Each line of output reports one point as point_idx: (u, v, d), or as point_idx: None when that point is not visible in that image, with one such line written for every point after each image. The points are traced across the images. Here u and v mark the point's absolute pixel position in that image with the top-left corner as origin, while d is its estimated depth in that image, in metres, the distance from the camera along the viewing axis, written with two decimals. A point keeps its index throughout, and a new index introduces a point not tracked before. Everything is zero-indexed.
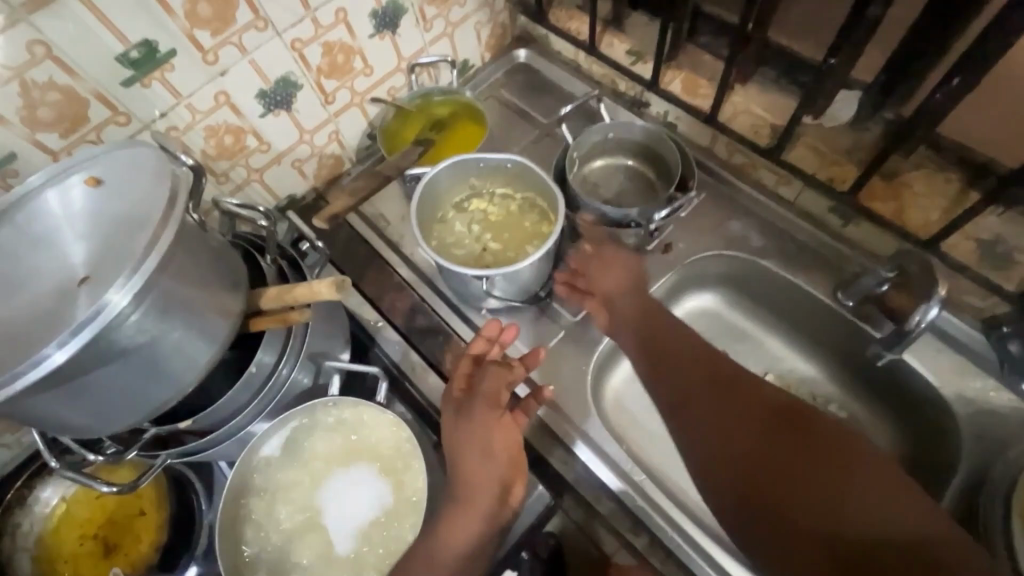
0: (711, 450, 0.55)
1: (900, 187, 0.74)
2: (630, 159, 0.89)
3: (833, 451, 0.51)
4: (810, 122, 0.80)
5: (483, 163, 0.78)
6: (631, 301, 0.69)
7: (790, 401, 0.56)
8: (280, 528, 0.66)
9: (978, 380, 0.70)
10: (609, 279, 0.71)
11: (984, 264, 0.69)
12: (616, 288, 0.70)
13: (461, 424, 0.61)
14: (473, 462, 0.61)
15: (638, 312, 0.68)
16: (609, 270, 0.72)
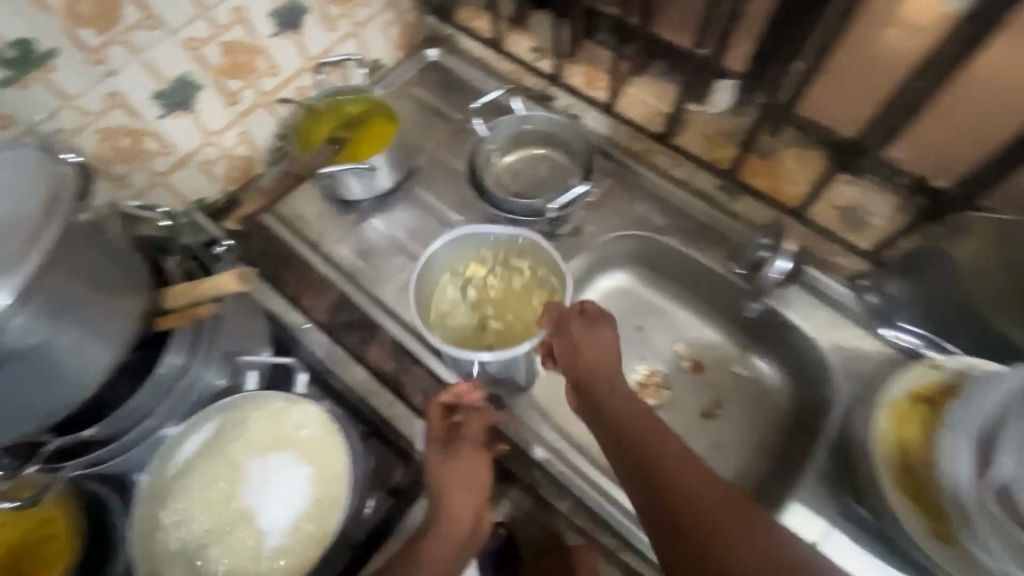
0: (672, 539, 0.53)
1: (773, 164, 0.83)
2: (540, 148, 0.93)
3: None
4: (695, 109, 0.89)
5: (494, 237, 0.81)
6: (610, 379, 0.65)
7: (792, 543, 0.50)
8: (200, 522, 0.65)
9: (850, 329, 0.78)
10: (593, 359, 0.66)
11: (843, 226, 0.78)
12: (597, 362, 0.66)
13: (446, 465, 0.67)
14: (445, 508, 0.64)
15: (614, 391, 0.64)
16: (597, 342, 0.67)
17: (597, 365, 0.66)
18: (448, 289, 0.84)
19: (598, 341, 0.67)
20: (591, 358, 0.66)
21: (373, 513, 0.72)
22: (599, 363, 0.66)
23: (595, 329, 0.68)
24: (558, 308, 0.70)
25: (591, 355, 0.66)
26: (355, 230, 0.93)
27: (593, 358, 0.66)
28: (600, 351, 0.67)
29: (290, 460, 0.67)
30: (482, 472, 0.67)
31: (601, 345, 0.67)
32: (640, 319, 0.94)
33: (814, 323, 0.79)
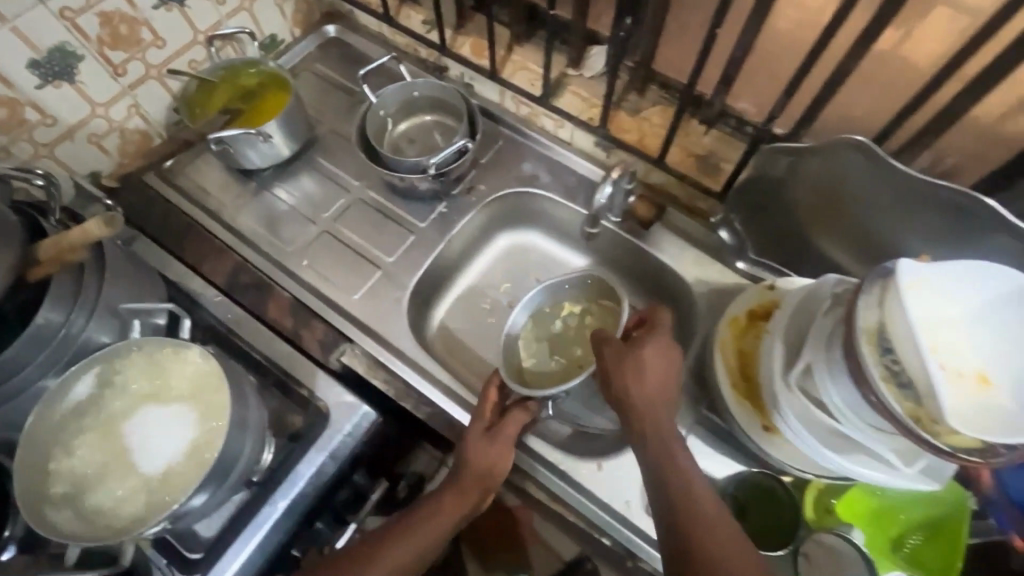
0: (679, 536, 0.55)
1: (641, 120, 0.90)
2: (430, 115, 0.99)
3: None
4: (573, 74, 0.94)
5: (569, 284, 0.86)
6: (657, 405, 0.64)
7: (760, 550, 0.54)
8: (83, 466, 0.64)
9: (709, 265, 0.87)
10: (648, 375, 0.64)
11: (700, 172, 0.87)
12: (656, 386, 0.64)
13: (486, 445, 0.72)
14: (456, 488, 0.71)
15: (661, 415, 0.64)
16: (657, 364, 0.65)
17: (651, 388, 0.64)
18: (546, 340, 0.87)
19: (655, 362, 0.65)
20: (652, 383, 0.64)
21: (273, 459, 0.75)
22: (658, 390, 0.64)
23: (641, 351, 0.66)
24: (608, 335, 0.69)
25: (644, 377, 0.64)
26: (256, 200, 0.96)
27: (648, 380, 0.64)
28: (660, 374, 0.65)
29: (174, 402, 0.66)
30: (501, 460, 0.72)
31: (662, 372, 0.65)
32: (537, 274, 1.00)
33: (678, 259, 0.88)
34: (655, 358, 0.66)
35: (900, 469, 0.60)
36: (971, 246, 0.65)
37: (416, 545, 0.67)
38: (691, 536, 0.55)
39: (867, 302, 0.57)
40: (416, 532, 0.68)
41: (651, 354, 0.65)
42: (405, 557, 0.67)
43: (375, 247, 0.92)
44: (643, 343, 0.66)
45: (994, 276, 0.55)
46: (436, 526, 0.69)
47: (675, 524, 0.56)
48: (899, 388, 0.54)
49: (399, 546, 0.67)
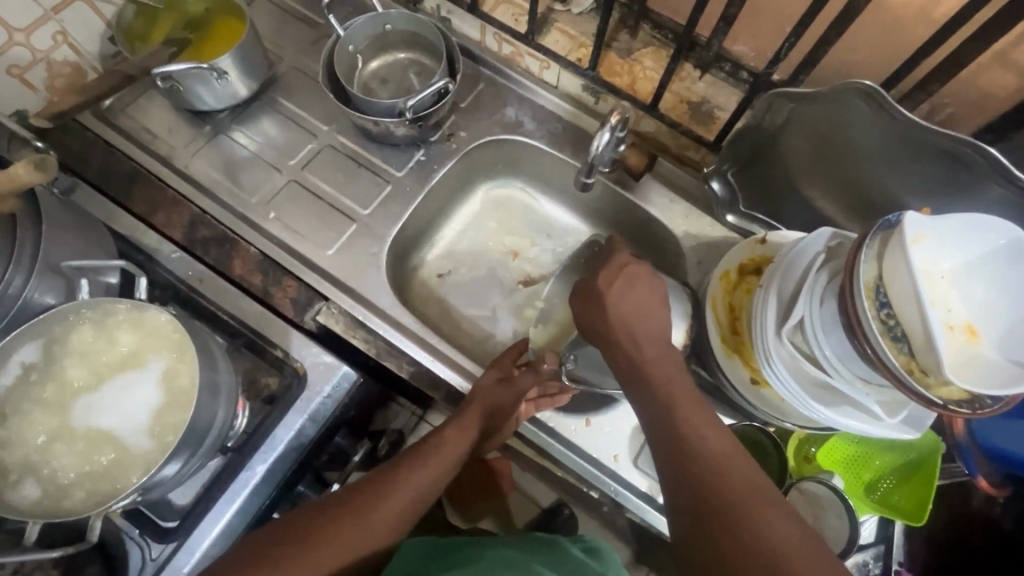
0: (676, 460, 0.53)
1: (633, 63, 0.85)
2: (404, 52, 0.90)
3: (750, 491, 0.48)
4: (560, 10, 0.87)
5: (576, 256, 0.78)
6: (634, 330, 0.60)
7: (740, 455, 0.52)
8: (36, 439, 0.59)
9: (698, 218, 0.85)
10: (628, 304, 0.61)
11: (693, 120, 0.83)
12: (626, 316, 0.61)
13: (499, 391, 0.73)
14: (463, 420, 0.72)
15: (641, 341, 0.60)
16: (622, 294, 0.62)
17: (622, 324, 0.60)
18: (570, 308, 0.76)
19: (620, 290, 0.62)
20: (617, 314, 0.61)
21: (248, 422, 0.71)
22: (631, 315, 0.61)
23: (604, 291, 0.62)
24: (581, 278, 0.65)
25: (615, 309, 0.61)
26: (213, 144, 0.87)
27: (621, 308, 0.61)
28: (634, 306, 0.61)
29: (135, 370, 0.60)
30: (513, 403, 0.73)
31: (632, 299, 0.61)
32: (517, 228, 0.96)
33: (665, 212, 0.86)
34: (621, 289, 0.62)
35: (885, 420, 0.62)
36: (962, 200, 0.64)
37: (429, 476, 0.67)
38: (688, 459, 0.52)
39: (867, 256, 0.55)
40: (419, 467, 0.67)
41: (614, 285, 0.62)
42: (416, 492, 0.65)
43: (345, 198, 0.85)
44: (601, 277, 0.63)
45: (992, 228, 0.54)
46: (437, 461, 0.68)
47: (671, 448, 0.54)
48: (894, 341, 0.54)
49: (402, 483, 0.65)
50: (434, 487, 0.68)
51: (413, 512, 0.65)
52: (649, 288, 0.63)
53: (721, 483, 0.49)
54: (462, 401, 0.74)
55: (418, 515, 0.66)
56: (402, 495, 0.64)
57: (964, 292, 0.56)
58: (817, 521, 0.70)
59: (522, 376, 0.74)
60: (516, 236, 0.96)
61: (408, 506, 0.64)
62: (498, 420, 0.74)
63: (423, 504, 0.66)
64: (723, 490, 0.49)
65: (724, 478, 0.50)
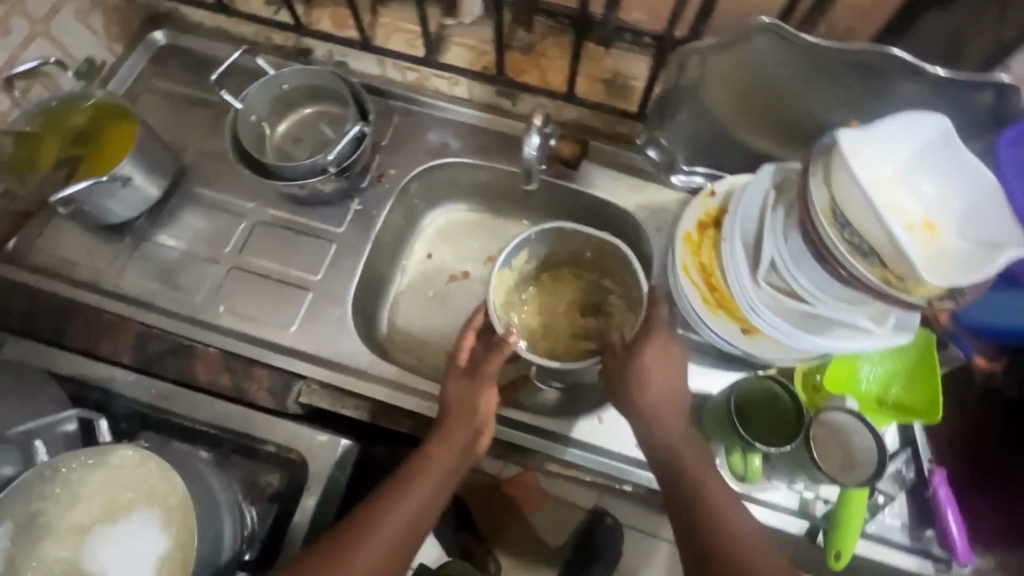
0: (703, 540, 0.60)
1: (539, 57, 0.85)
2: (309, 107, 0.86)
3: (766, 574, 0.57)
4: (452, 24, 0.87)
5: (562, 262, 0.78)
6: (667, 408, 0.66)
7: (756, 541, 0.60)
8: None
9: (645, 188, 0.85)
10: (663, 388, 0.66)
11: (610, 96, 0.84)
12: (660, 398, 0.66)
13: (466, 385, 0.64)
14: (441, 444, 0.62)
15: (672, 425, 0.66)
16: (659, 374, 0.67)
17: (656, 404, 0.66)
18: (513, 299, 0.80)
19: (658, 369, 0.67)
20: (656, 391, 0.66)
21: (258, 523, 0.69)
22: (665, 393, 0.66)
23: (641, 360, 0.67)
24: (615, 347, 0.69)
25: (653, 390, 0.66)
26: (138, 254, 0.82)
27: (652, 387, 0.66)
28: (665, 381, 0.67)
29: (122, 519, 0.56)
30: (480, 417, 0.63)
31: (666, 380, 0.67)
32: (474, 247, 0.94)
33: (613, 192, 0.85)
34: (656, 363, 0.67)
35: (877, 332, 0.62)
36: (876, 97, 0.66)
37: (418, 500, 0.60)
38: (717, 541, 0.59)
39: (815, 184, 0.56)
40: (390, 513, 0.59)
41: (654, 356, 0.67)
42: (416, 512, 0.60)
43: (293, 268, 0.81)
44: (644, 355, 0.67)
45: (920, 126, 0.56)
46: (420, 489, 0.60)
47: (698, 528, 0.61)
48: (862, 256, 0.55)
49: (377, 531, 0.57)
50: (426, 513, 0.60)
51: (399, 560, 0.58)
52: (675, 364, 0.68)
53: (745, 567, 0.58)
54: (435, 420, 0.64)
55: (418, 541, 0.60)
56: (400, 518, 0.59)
57: (913, 193, 0.57)
58: (845, 451, 0.67)
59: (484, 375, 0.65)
60: (474, 256, 0.94)
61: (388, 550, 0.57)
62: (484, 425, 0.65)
63: (421, 528, 0.60)
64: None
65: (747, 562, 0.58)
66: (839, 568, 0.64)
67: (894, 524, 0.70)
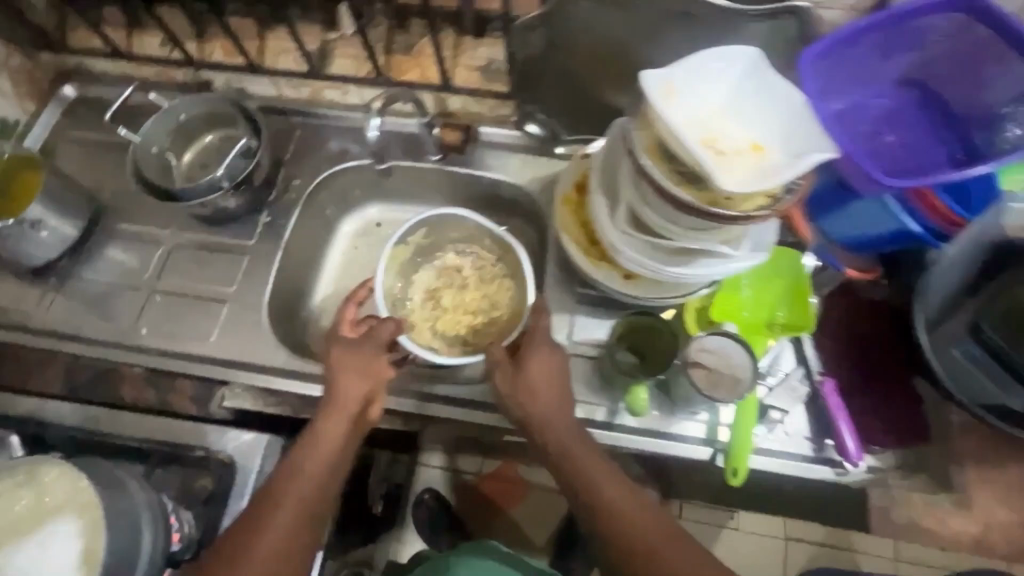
0: (612, 538, 0.61)
1: (417, 56, 0.91)
2: (209, 134, 0.91)
3: (676, 555, 0.59)
4: (334, 37, 0.92)
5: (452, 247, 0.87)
6: (556, 414, 0.67)
7: (662, 522, 0.61)
8: None
9: (534, 162, 0.90)
10: (546, 394, 0.68)
11: (487, 82, 0.89)
12: (545, 407, 0.67)
13: (347, 355, 0.70)
14: (334, 416, 0.67)
15: (562, 429, 0.67)
16: (536, 380, 0.69)
17: (542, 411, 0.67)
18: (412, 271, 0.86)
19: (536, 374, 0.69)
20: (543, 395, 0.68)
21: (193, 531, 0.72)
22: (551, 397, 0.68)
23: (523, 367, 0.69)
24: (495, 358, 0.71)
25: (539, 401, 0.68)
26: (65, 292, 0.86)
27: (542, 399, 0.68)
28: (546, 382, 0.69)
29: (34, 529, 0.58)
30: (366, 384, 0.69)
31: (546, 384, 0.69)
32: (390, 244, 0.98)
33: (506, 170, 0.90)
34: (536, 367, 0.70)
35: (737, 254, 0.66)
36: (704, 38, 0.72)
37: (318, 465, 0.65)
38: (624, 535, 0.61)
39: (642, 124, 0.62)
40: (296, 481, 0.63)
41: (527, 366, 0.69)
42: (315, 478, 0.64)
43: (211, 284, 0.86)
44: (517, 366, 0.69)
45: (728, 58, 0.62)
46: (318, 456, 0.65)
47: (605, 526, 0.62)
48: (690, 183, 0.59)
49: (276, 510, 0.61)
50: (327, 485, 0.65)
51: (312, 522, 0.63)
52: (551, 365, 0.70)
53: (655, 554, 0.59)
54: (325, 396, 0.68)
55: (322, 511, 0.64)
56: (303, 484, 0.63)
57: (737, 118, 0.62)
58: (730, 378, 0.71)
59: (363, 345, 0.71)
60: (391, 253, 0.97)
61: (300, 513, 0.62)
62: (371, 398, 0.70)
63: (326, 495, 0.65)
64: (654, 564, 0.59)
65: (656, 550, 0.59)
66: (736, 484, 0.68)
67: (797, 440, 0.71)
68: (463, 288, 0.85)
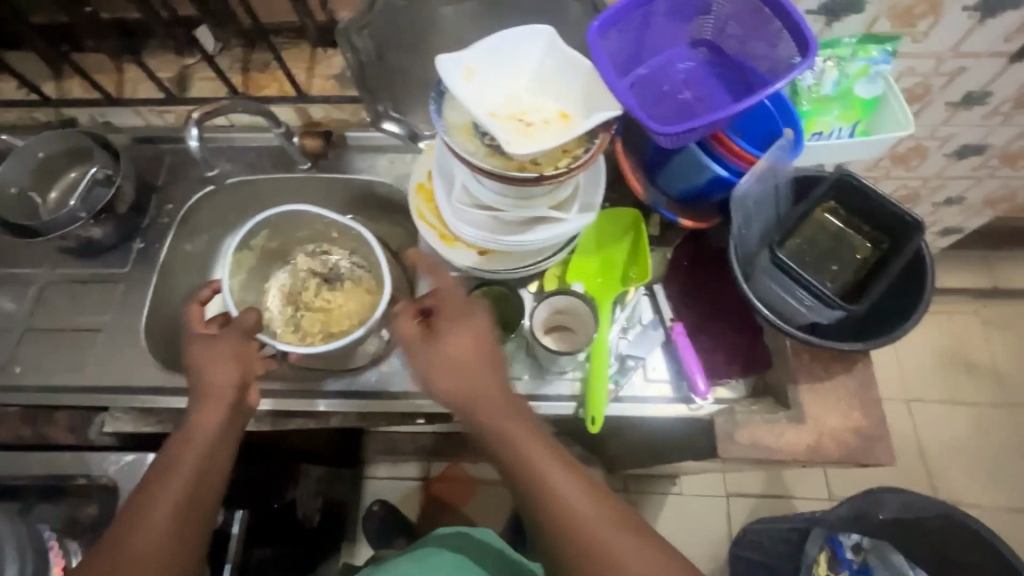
0: (538, 504, 0.58)
1: (274, 72, 0.94)
2: (73, 170, 0.92)
3: (598, 515, 0.57)
4: (192, 63, 0.95)
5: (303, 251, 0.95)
6: (479, 381, 0.63)
7: (590, 487, 0.59)
8: None
9: (399, 160, 0.94)
10: (465, 358, 0.63)
11: (343, 89, 0.93)
12: (466, 375, 0.63)
13: (208, 347, 0.71)
14: (206, 407, 0.68)
15: (483, 392, 0.62)
16: (449, 355, 0.63)
17: (464, 381, 0.62)
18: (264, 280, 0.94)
19: (452, 347, 0.64)
20: (464, 361, 0.63)
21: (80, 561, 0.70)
22: (473, 363, 0.63)
23: (437, 341, 0.64)
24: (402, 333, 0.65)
25: (459, 370, 0.63)
26: None
27: (463, 369, 0.63)
28: (464, 353, 0.64)
29: None
30: (234, 370, 0.70)
31: (458, 345, 0.64)
32: None
33: (373, 170, 0.94)
34: (448, 342, 0.64)
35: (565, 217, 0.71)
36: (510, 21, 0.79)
37: (195, 454, 0.66)
38: (549, 502, 0.58)
39: (453, 105, 0.67)
40: (174, 474, 0.64)
41: (443, 340, 0.64)
42: (192, 470, 0.65)
43: (87, 315, 0.86)
44: (432, 341, 0.64)
45: (525, 37, 0.67)
46: (194, 447, 0.66)
47: (530, 492, 0.59)
48: (498, 155, 0.64)
49: (154, 507, 0.62)
50: (210, 474, 0.66)
51: (193, 512, 0.64)
52: (472, 333, 0.65)
53: (578, 517, 0.57)
54: (194, 390, 0.69)
55: (209, 500, 0.66)
56: (181, 478, 0.64)
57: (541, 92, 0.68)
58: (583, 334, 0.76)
59: (225, 335, 0.72)
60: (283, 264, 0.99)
61: (180, 500, 0.63)
62: (243, 384, 0.71)
63: (210, 483, 0.66)
64: (577, 527, 0.57)
65: (579, 513, 0.57)
66: (596, 430, 0.72)
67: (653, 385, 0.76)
68: (316, 288, 0.94)
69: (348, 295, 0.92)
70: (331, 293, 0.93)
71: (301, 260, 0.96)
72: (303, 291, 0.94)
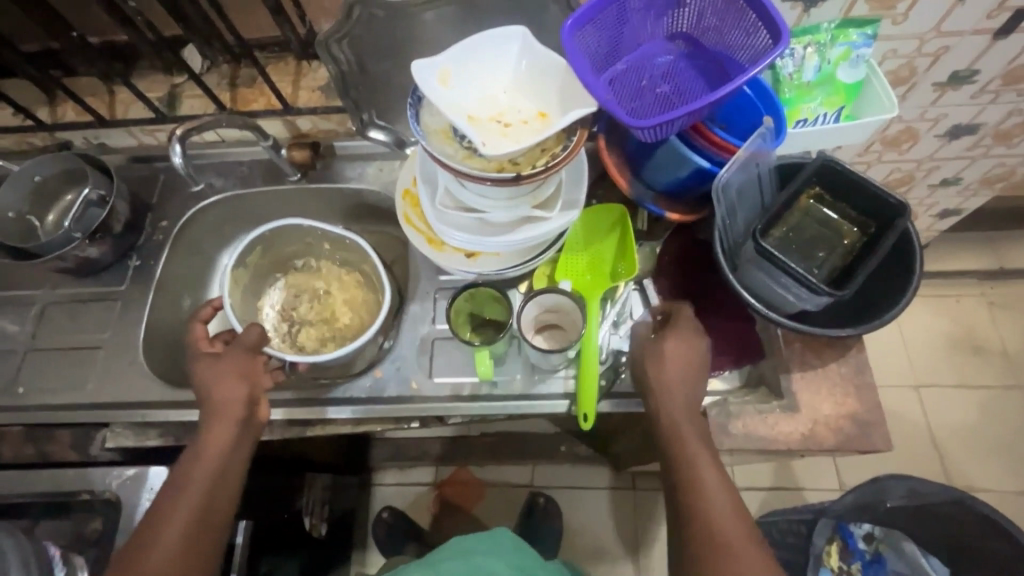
0: (687, 510, 0.64)
1: (261, 86, 0.96)
2: (68, 192, 0.93)
3: (740, 535, 0.61)
4: (180, 82, 0.97)
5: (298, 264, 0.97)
6: (680, 403, 0.67)
7: (743, 516, 0.62)
8: None
9: (386, 167, 0.94)
10: (681, 395, 0.67)
11: (329, 99, 0.94)
12: (674, 400, 0.67)
13: (213, 365, 0.72)
14: (217, 424, 0.69)
15: (688, 440, 0.66)
16: (677, 356, 0.68)
17: (669, 406, 0.67)
18: (257, 298, 0.94)
19: (680, 347, 0.68)
20: (670, 371, 0.67)
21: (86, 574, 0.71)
22: (678, 378, 0.67)
23: (662, 343, 0.68)
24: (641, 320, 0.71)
25: (670, 401, 0.67)
26: None
27: (668, 371, 0.67)
28: (681, 359, 0.68)
29: None
30: (240, 386, 0.71)
31: (686, 396, 0.67)
32: None
33: (362, 179, 0.95)
34: (678, 334, 0.69)
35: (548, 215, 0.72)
36: (489, 24, 0.80)
37: (206, 470, 0.67)
38: (698, 515, 0.63)
39: (431, 112, 0.67)
40: (186, 492, 0.66)
41: (669, 338, 0.68)
42: (203, 486, 0.67)
43: (88, 333, 0.88)
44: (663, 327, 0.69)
45: (500, 39, 0.67)
46: (204, 463, 0.67)
47: (682, 496, 0.64)
48: (477, 158, 0.65)
49: (168, 524, 0.64)
50: (221, 490, 0.68)
51: (205, 527, 0.66)
52: (690, 346, 0.68)
53: (723, 535, 0.61)
54: (205, 407, 0.70)
55: (221, 514, 0.68)
56: (194, 495, 0.66)
57: (517, 92, 0.68)
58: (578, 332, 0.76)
59: (230, 353, 0.73)
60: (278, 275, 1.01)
61: (192, 519, 0.65)
62: (252, 399, 0.72)
63: (220, 498, 0.68)
64: (716, 540, 0.61)
65: (725, 530, 0.61)
66: (589, 426, 0.72)
67: None
68: (309, 300, 0.96)
69: (346, 305, 0.95)
70: (325, 302, 0.95)
71: (291, 277, 0.97)
72: (296, 305, 0.96)
